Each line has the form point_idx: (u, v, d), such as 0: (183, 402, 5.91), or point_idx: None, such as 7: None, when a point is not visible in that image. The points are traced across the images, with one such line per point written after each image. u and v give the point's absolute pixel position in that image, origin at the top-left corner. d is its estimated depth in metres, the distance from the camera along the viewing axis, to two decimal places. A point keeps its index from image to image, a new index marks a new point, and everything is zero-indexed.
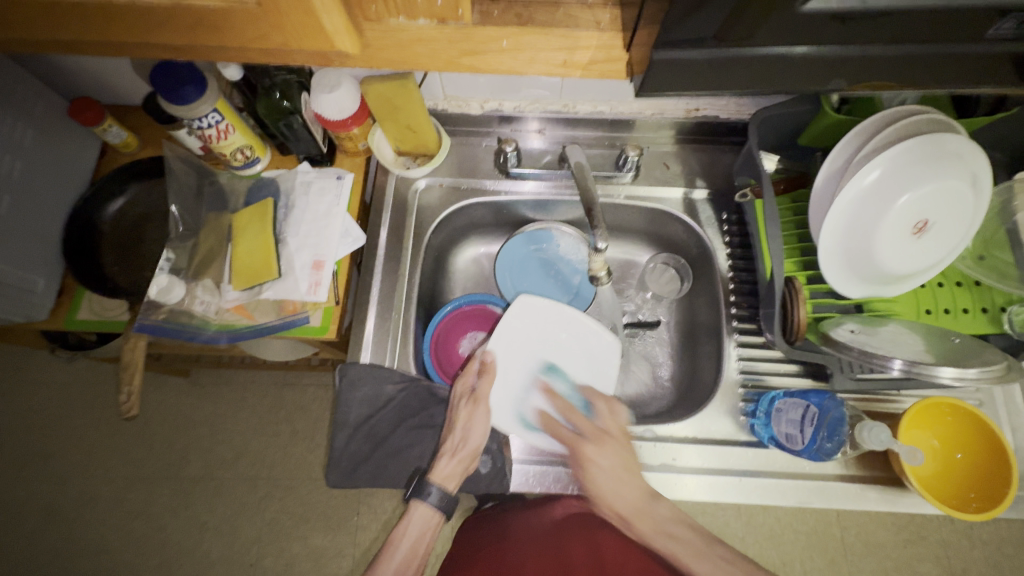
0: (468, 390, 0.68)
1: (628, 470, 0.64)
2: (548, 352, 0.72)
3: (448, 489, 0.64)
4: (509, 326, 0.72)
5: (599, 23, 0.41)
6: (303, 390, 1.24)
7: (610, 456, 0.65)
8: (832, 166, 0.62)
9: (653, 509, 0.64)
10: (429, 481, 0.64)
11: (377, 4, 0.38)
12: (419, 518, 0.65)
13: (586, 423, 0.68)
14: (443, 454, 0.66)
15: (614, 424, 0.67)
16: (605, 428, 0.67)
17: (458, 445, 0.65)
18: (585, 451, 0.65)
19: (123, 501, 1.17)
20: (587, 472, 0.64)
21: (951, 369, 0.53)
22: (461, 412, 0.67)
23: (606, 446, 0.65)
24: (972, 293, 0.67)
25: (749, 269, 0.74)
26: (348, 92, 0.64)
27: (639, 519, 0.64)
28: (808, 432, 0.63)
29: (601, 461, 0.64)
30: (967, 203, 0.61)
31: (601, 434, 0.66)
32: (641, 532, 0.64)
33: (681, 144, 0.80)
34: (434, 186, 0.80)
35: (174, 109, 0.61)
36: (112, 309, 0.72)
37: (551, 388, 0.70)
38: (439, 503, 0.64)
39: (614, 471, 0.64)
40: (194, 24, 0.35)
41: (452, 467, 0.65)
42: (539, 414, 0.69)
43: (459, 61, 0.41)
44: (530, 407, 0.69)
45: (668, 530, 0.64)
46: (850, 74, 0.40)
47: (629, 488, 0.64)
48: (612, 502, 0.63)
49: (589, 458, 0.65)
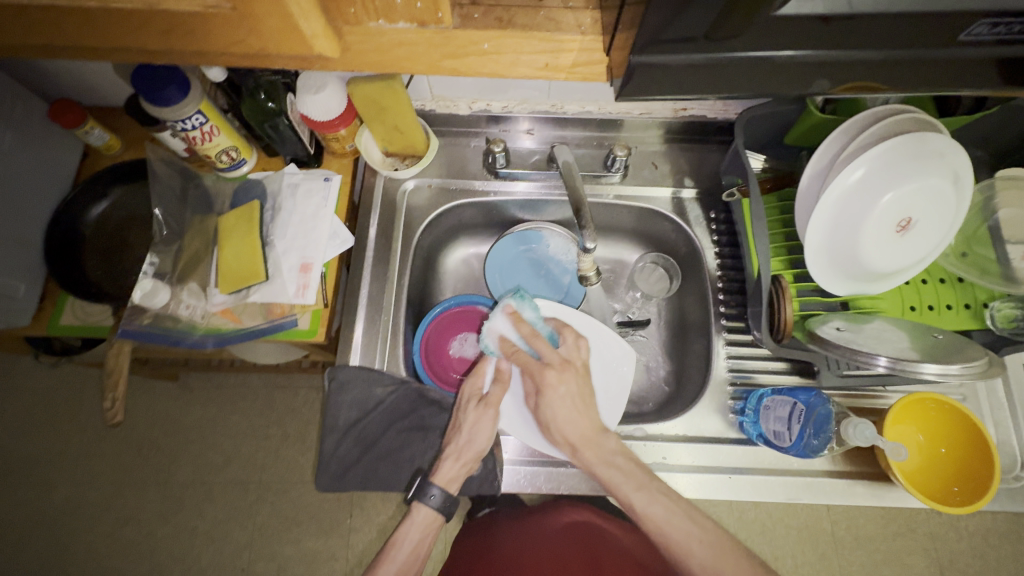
0: (476, 394, 0.67)
1: (584, 401, 0.64)
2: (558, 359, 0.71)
3: (450, 491, 0.64)
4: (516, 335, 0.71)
5: (581, 26, 0.40)
6: (294, 392, 1.23)
7: (570, 383, 0.64)
8: (817, 165, 0.62)
9: (601, 440, 0.63)
10: (432, 483, 0.64)
11: (355, 7, 0.36)
12: (421, 520, 0.65)
13: (549, 350, 0.66)
14: (448, 457, 0.65)
15: (576, 356, 0.67)
16: (567, 358, 0.66)
17: (464, 448, 0.64)
18: (546, 377, 0.64)
19: (111, 508, 1.15)
20: (544, 396, 0.64)
21: (934, 366, 0.54)
22: (468, 417, 0.66)
23: (568, 372, 0.65)
24: (955, 290, 0.68)
25: (737, 267, 0.74)
26: (335, 94, 0.64)
27: (585, 444, 0.62)
28: (795, 429, 0.62)
29: (558, 389, 0.64)
30: (950, 201, 0.62)
31: (564, 362, 0.65)
32: (585, 460, 0.62)
33: (670, 143, 0.80)
34: (423, 187, 0.79)
35: (157, 112, 0.60)
36: (95, 314, 0.71)
37: (518, 316, 0.70)
38: (440, 504, 0.64)
39: (568, 396, 0.64)
40: (170, 28, 0.35)
41: (456, 470, 0.64)
42: (501, 339, 0.69)
43: (442, 63, 0.40)
44: (492, 331, 0.70)
45: (613, 461, 0.61)
46: (832, 76, 0.41)
47: (584, 419, 0.64)
48: (564, 428, 0.63)
49: (548, 385, 0.64)
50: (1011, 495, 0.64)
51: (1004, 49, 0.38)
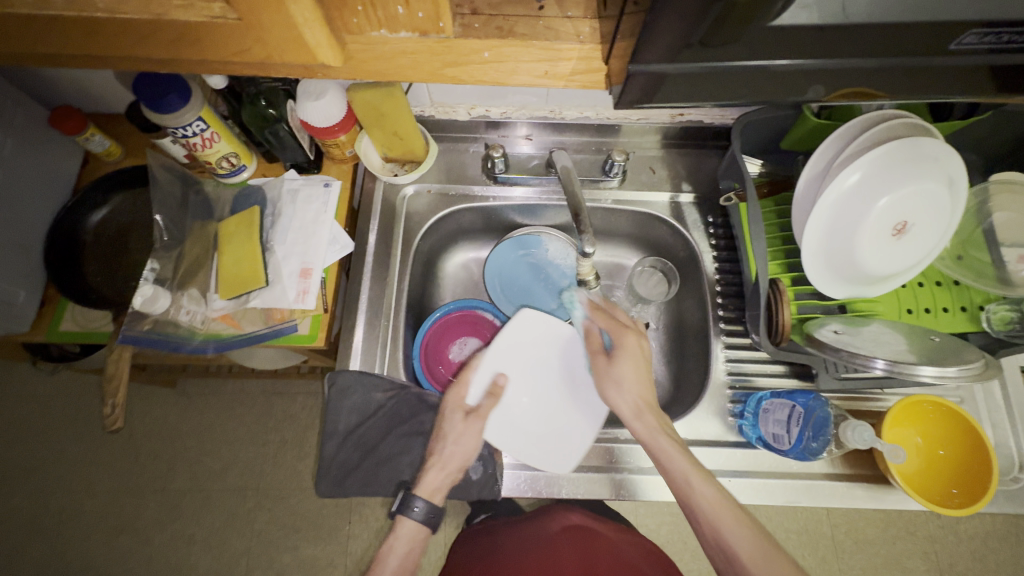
0: (462, 406, 0.68)
1: (646, 370, 0.64)
2: (544, 370, 0.72)
3: (435, 503, 0.64)
4: (502, 347, 0.72)
5: (579, 35, 0.40)
6: (293, 398, 1.23)
7: (636, 350, 0.65)
8: (813, 169, 0.63)
9: (662, 408, 0.61)
10: (415, 496, 0.63)
11: (359, 17, 0.37)
12: (405, 534, 0.63)
13: (603, 337, 0.69)
14: (432, 467, 0.65)
15: (642, 338, 0.67)
16: (636, 325, 0.68)
17: (449, 459, 0.65)
18: (626, 339, 0.65)
19: (109, 515, 1.15)
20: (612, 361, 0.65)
21: (931, 368, 0.55)
22: (455, 429, 0.66)
23: (640, 337, 0.65)
24: (952, 293, 0.69)
25: (735, 271, 0.75)
26: (335, 100, 0.64)
27: (642, 410, 0.61)
28: (795, 432, 0.63)
29: (631, 352, 0.64)
30: (945, 205, 0.62)
31: (637, 327, 0.67)
32: (643, 423, 0.60)
33: (667, 148, 0.80)
34: (422, 193, 0.80)
35: (159, 118, 0.61)
36: (96, 320, 0.71)
37: (592, 305, 0.72)
38: (424, 516, 0.63)
39: (634, 359, 0.64)
40: (176, 38, 0.35)
41: (440, 479, 0.65)
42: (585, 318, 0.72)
43: (443, 71, 0.40)
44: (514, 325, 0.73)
45: (665, 427, 0.60)
46: (828, 82, 0.41)
47: (644, 383, 0.63)
48: (631, 384, 0.63)
49: (625, 343, 0.65)
50: (1010, 498, 0.64)
51: (996, 57, 0.39)
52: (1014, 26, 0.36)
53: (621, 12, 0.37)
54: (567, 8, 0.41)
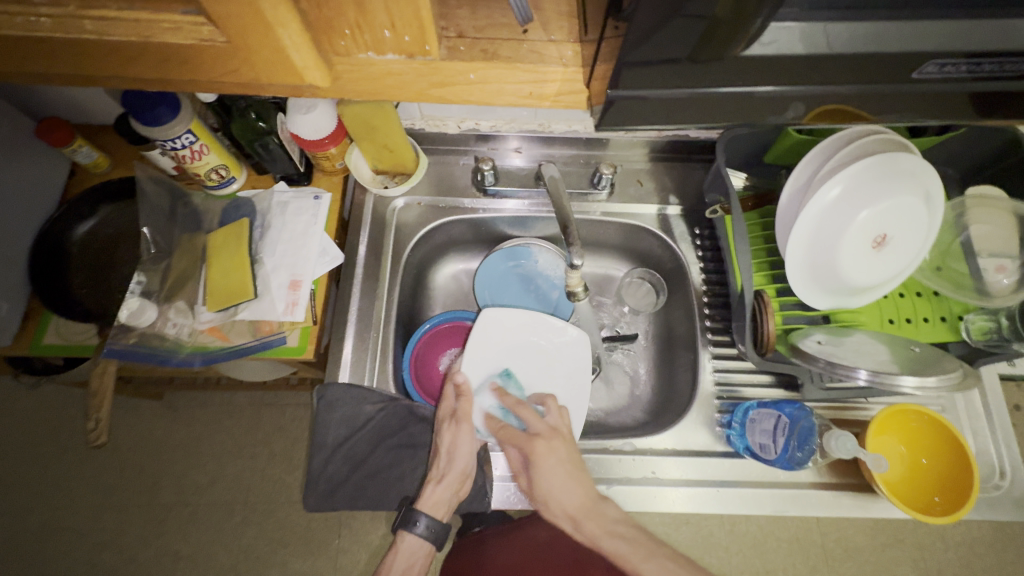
0: (450, 412, 0.68)
1: (576, 468, 0.61)
2: (522, 355, 0.71)
3: (438, 516, 0.64)
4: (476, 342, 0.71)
5: (563, 58, 0.41)
6: (282, 410, 1.22)
7: (560, 452, 0.61)
8: (795, 183, 0.64)
9: (601, 508, 0.60)
10: (416, 511, 0.64)
11: (346, 40, 0.36)
12: (406, 548, 0.64)
13: (534, 420, 0.64)
14: (431, 481, 0.65)
15: (562, 424, 0.64)
16: (556, 426, 0.64)
17: (448, 472, 0.64)
18: (534, 448, 0.62)
19: (91, 531, 1.12)
20: (535, 470, 0.61)
21: (912, 379, 0.56)
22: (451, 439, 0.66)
23: (556, 441, 0.62)
24: (931, 303, 0.70)
25: (722, 282, 0.76)
26: (324, 114, 0.64)
27: (585, 516, 0.59)
28: (780, 442, 0.64)
29: (547, 459, 0.61)
30: (922, 218, 0.64)
31: (552, 430, 0.63)
32: (590, 533, 0.59)
33: (654, 161, 0.82)
34: (412, 205, 0.80)
35: (147, 131, 0.61)
36: (80, 332, 0.70)
37: (501, 390, 0.69)
38: (428, 533, 0.63)
39: (559, 468, 0.61)
40: (166, 59, 0.35)
41: (440, 493, 0.64)
42: (487, 415, 0.67)
43: (429, 92, 0.40)
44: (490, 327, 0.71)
45: (617, 529, 0.58)
46: (807, 102, 0.42)
47: (576, 488, 0.60)
48: (554, 497, 0.60)
49: (536, 454, 0.61)
50: (991, 505, 0.65)
51: (974, 84, 0.41)
52: (988, 56, 0.38)
53: (600, 37, 0.38)
54: (551, 31, 0.42)
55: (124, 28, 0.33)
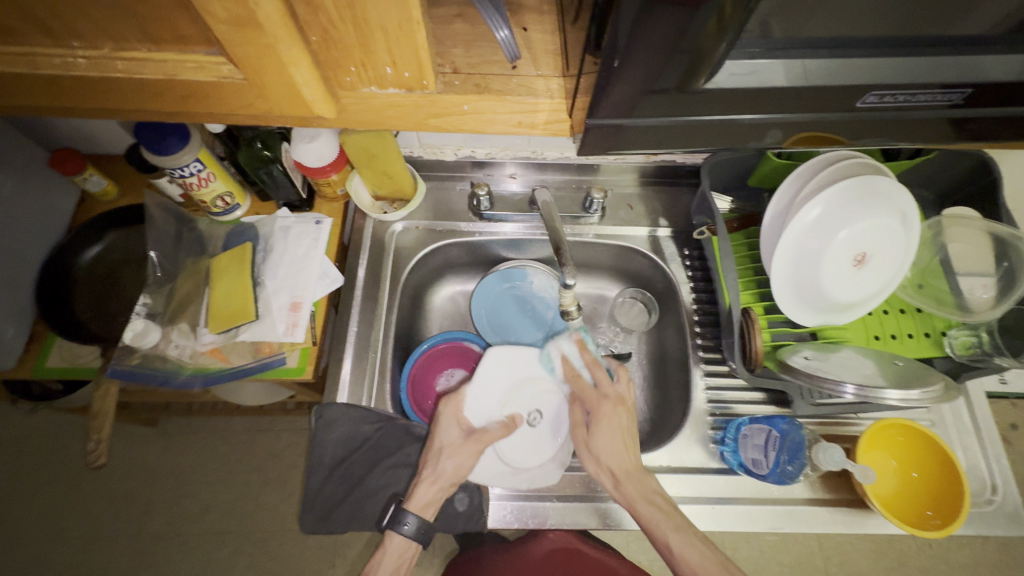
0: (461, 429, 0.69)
1: (627, 438, 0.66)
2: (534, 396, 0.73)
3: (425, 517, 0.64)
4: (484, 378, 0.73)
5: (550, 91, 0.44)
6: (278, 434, 1.21)
7: (619, 419, 0.66)
8: (777, 205, 0.67)
9: (643, 475, 0.63)
10: (405, 510, 0.64)
11: (352, 77, 0.39)
12: (394, 548, 0.64)
13: (605, 383, 0.69)
14: (422, 480, 0.65)
15: (628, 396, 0.69)
16: (622, 395, 0.68)
17: (443, 472, 0.65)
18: (600, 409, 0.67)
19: (80, 562, 1.10)
20: (595, 429, 0.67)
21: (896, 392, 0.57)
22: (456, 450, 0.66)
23: (620, 408, 0.67)
24: (915, 320, 0.73)
25: (711, 301, 0.78)
26: (327, 142, 0.68)
27: (627, 478, 0.63)
28: (772, 456, 0.64)
29: (609, 422, 0.66)
30: (899, 237, 0.67)
31: (617, 397, 0.68)
32: (628, 494, 0.62)
33: (644, 186, 0.85)
34: (410, 229, 0.83)
35: (157, 160, 0.63)
36: (83, 355, 0.71)
37: (582, 343, 0.75)
38: (415, 533, 0.63)
39: (620, 432, 0.66)
40: (187, 94, 0.38)
41: (430, 493, 0.64)
42: (562, 358, 0.75)
43: (428, 122, 0.43)
44: (556, 347, 0.76)
45: (657, 500, 0.61)
46: (782, 130, 0.46)
47: (629, 455, 0.65)
48: (609, 455, 0.64)
49: (601, 416, 0.67)
50: (985, 520, 0.66)
51: (945, 111, 0.44)
52: (957, 86, 0.41)
53: (582, 72, 0.41)
54: (541, 66, 0.45)
55: (149, 68, 0.36)
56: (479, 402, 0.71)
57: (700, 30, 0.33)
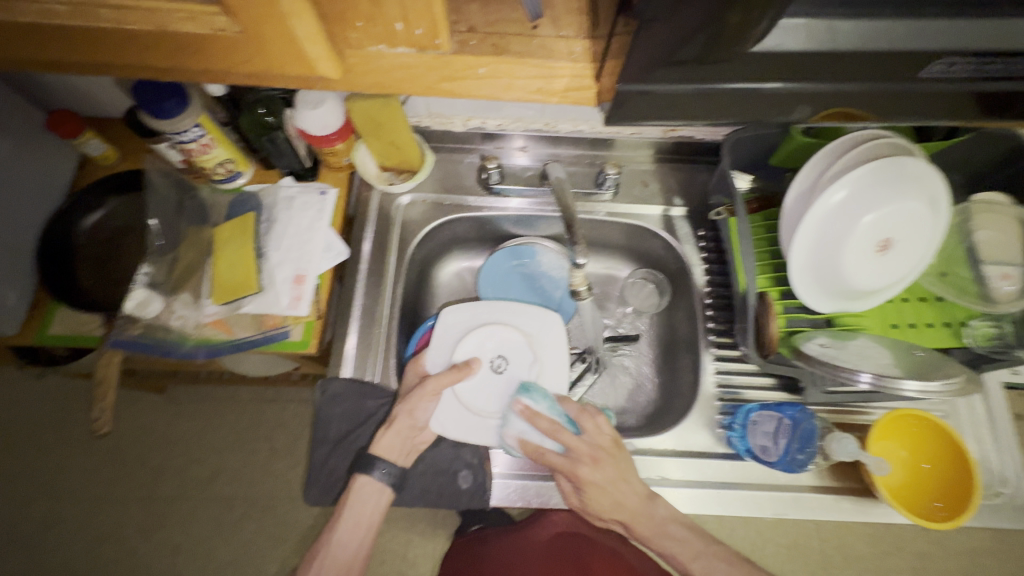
0: (417, 376, 0.68)
1: (625, 482, 0.62)
2: (495, 342, 0.70)
3: (394, 461, 0.65)
4: (441, 327, 0.71)
5: (572, 54, 0.42)
6: (284, 405, 1.22)
7: (606, 473, 0.61)
8: (800, 185, 0.64)
9: (652, 509, 0.62)
10: (375, 457, 0.64)
11: (357, 32, 0.36)
12: (360, 490, 0.65)
13: (575, 442, 0.62)
14: (383, 426, 0.65)
15: (603, 441, 0.63)
16: (597, 446, 0.62)
17: (399, 419, 0.65)
18: (580, 475, 0.61)
19: (92, 524, 1.13)
20: (586, 493, 0.61)
21: (915, 383, 0.56)
22: (411, 396, 0.65)
23: (602, 462, 0.62)
24: (936, 309, 0.70)
25: (725, 284, 0.76)
26: (332, 109, 0.65)
27: (636, 520, 0.62)
28: (780, 443, 0.66)
29: (596, 485, 0.61)
30: (926, 223, 0.64)
31: (593, 454, 0.62)
32: (642, 534, 0.62)
33: (660, 163, 0.82)
34: (418, 202, 0.80)
35: (156, 124, 0.61)
36: (87, 323, 0.71)
37: (532, 410, 0.64)
38: (385, 477, 0.64)
39: (613, 487, 0.61)
40: (180, 48, 0.36)
41: (393, 439, 0.65)
42: (520, 441, 0.64)
43: (439, 86, 0.41)
44: (509, 433, 0.64)
45: (667, 531, 0.62)
46: (812, 104, 0.43)
47: (629, 499, 0.62)
48: (611, 511, 0.62)
49: (586, 482, 0.61)
50: (993, 511, 0.65)
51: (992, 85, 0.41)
52: (1008, 56, 0.38)
53: (614, 33, 0.38)
54: (562, 27, 0.43)
55: (139, 17, 0.34)
56: (436, 352, 0.70)
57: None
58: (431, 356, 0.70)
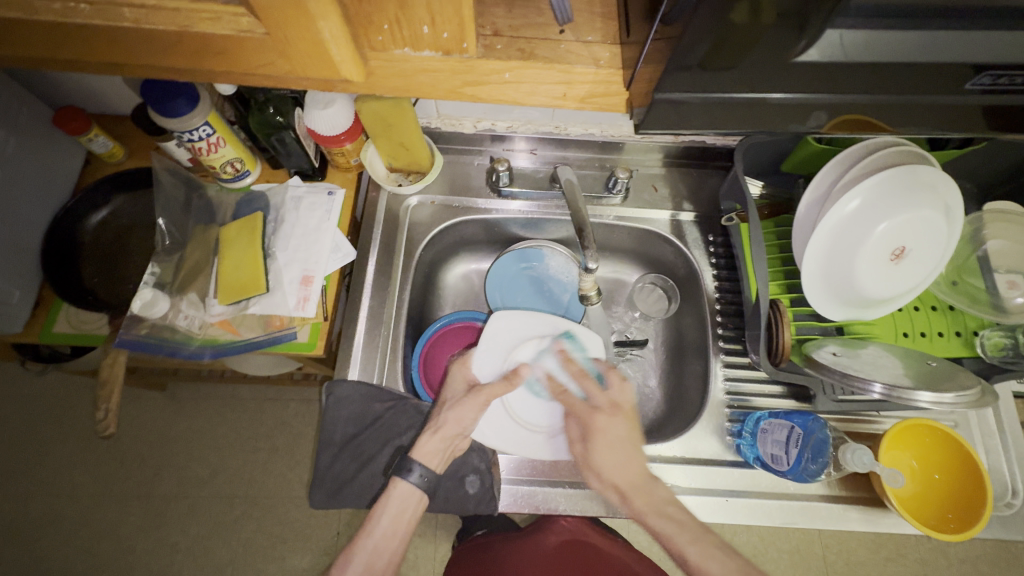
0: (464, 382, 0.68)
1: (631, 445, 0.62)
2: (544, 357, 0.70)
3: (431, 466, 0.62)
4: (491, 337, 0.71)
5: (597, 61, 0.42)
6: (285, 404, 1.21)
7: (621, 426, 0.62)
8: (814, 192, 0.64)
9: (653, 485, 0.59)
10: (411, 459, 0.62)
11: (383, 36, 0.36)
12: (399, 495, 0.62)
13: (597, 391, 0.65)
14: (428, 429, 0.64)
15: (623, 399, 0.65)
16: (616, 401, 0.64)
17: (447, 424, 0.64)
18: (594, 420, 0.63)
19: (91, 521, 1.12)
20: (593, 440, 0.62)
21: (929, 394, 0.55)
22: (462, 403, 0.65)
23: (617, 415, 0.63)
24: (947, 318, 0.70)
25: (735, 290, 0.75)
26: (343, 109, 0.65)
27: (635, 492, 0.59)
28: (792, 453, 0.62)
29: (607, 435, 0.62)
30: (941, 232, 0.63)
31: (611, 405, 0.64)
32: (637, 508, 0.58)
33: (670, 167, 0.82)
34: (426, 204, 0.80)
35: (165, 122, 0.61)
36: (92, 321, 0.70)
37: (567, 354, 0.70)
38: (420, 481, 0.61)
39: (623, 443, 0.62)
40: (202, 50, 0.35)
41: (435, 443, 0.63)
42: (548, 378, 0.69)
43: (463, 90, 0.40)
44: (540, 369, 0.69)
45: (665, 508, 0.58)
46: (829, 112, 0.42)
47: (634, 464, 0.61)
48: (612, 471, 0.60)
49: (598, 427, 0.63)
50: (1004, 524, 0.65)
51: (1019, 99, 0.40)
52: None
53: (648, 37, 0.38)
54: (586, 33, 0.43)
55: (163, 18, 0.33)
56: (485, 359, 0.70)
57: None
58: (480, 362, 0.69)
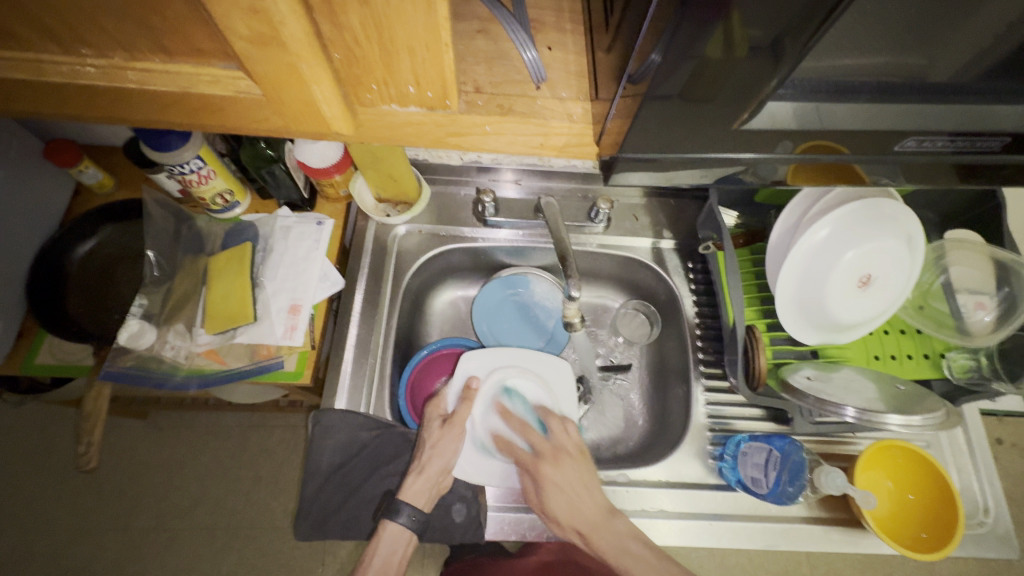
0: (440, 414, 0.68)
1: (585, 486, 0.64)
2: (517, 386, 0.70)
3: (418, 506, 0.64)
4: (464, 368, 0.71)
5: (571, 116, 0.45)
6: (269, 432, 1.20)
7: (567, 471, 0.64)
8: (785, 222, 0.67)
9: (611, 524, 0.62)
10: (398, 501, 0.64)
11: (372, 94, 0.38)
12: (390, 536, 0.64)
13: (540, 440, 0.67)
14: (412, 471, 0.65)
15: (569, 443, 0.66)
16: (561, 446, 0.66)
17: (429, 465, 0.65)
18: (540, 470, 0.64)
19: (65, 556, 1.09)
20: (544, 490, 0.63)
21: (898, 416, 0.57)
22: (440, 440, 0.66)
23: (563, 461, 0.64)
24: (915, 341, 0.73)
25: (714, 316, 0.78)
26: (331, 144, 0.68)
27: (595, 532, 0.62)
28: (772, 476, 0.65)
29: (557, 481, 0.63)
30: (903, 260, 0.67)
31: (555, 453, 0.65)
32: (598, 548, 0.61)
33: (649, 197, 0.85)
34: (413, 233, 0.81)
35: (156, 156, 0.62)
36: (76, 352, 0.70)
37: (506, 409, 0.69)
38: (410, 523, 0.63)
39: (570, 487, 0.63)
40: (202, 107, 0.37)
41: (420, 484, 0.65)
42: (494, 435, 0.68)
43: (446, 140, 0.42)
44: (484, 427, 0.69)
45: (626, 547, 0.61)
46: (796, 137, 0.45)
47: (588, 505, 0.63)
48: (568, 516, 0.62)
49: (544, 477, 0.64)
50: (977, 542, 0.67)
51: None
52: None
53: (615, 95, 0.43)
54: (561, 90, 0.47)
55: (164, 79, 0.35)
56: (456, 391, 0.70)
57: (708, 48, 0.35)
58: (454, 395, 0.70)
